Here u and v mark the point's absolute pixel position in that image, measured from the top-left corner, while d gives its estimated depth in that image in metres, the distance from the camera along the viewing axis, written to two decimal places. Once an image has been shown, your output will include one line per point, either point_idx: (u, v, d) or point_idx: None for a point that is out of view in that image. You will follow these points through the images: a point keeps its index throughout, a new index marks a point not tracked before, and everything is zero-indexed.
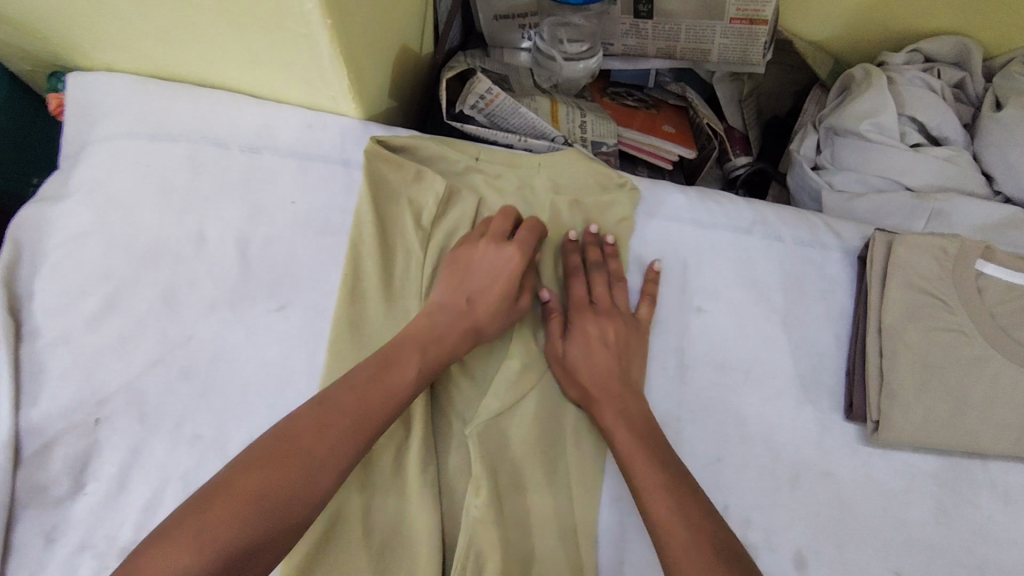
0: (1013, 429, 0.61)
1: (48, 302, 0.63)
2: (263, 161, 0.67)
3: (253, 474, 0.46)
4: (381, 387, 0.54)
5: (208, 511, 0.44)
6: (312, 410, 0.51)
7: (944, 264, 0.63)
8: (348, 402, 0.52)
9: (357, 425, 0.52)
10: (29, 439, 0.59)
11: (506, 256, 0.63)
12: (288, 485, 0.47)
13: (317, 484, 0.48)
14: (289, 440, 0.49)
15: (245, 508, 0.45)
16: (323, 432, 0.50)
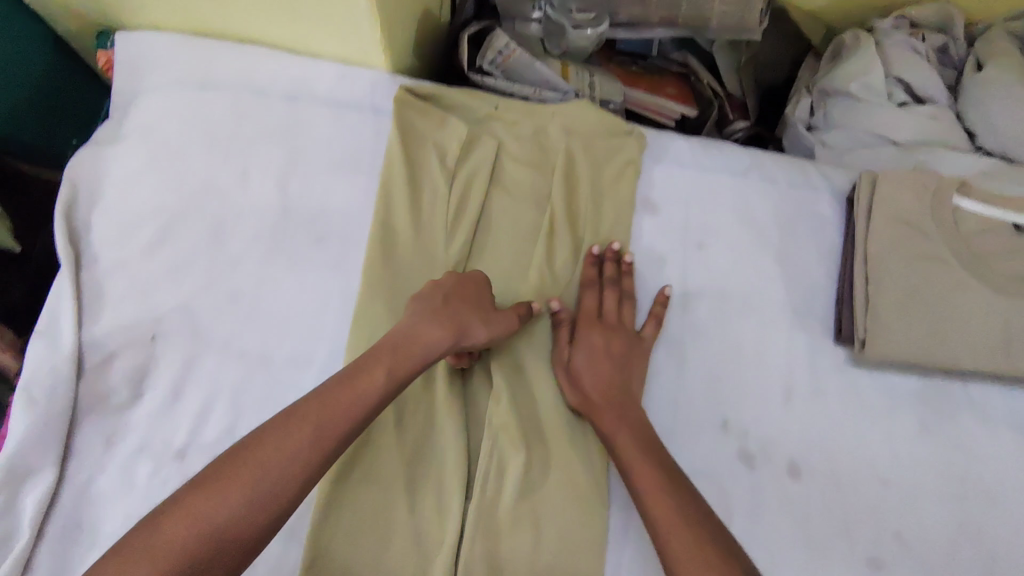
0: (984, 346, 0.68)
1: (106, 233, 0.69)
2: (301, 110, 0.73)
3: (212, 491, 0.51)
4: (340, 403, 0.57)
5: (164, 518, 0.49)
6: (277, 424, 0.54)
7: (924, 198, 0.70)
8: (308, 416, 0.55)
9: (316, 438, 0.55)
10: (91, 353, 0.65)
11: (468, 282, 0.66)
12: (242, 502, 0.51)
13: (274, 497, 0.52)
14: (250, 456, 0.52)
15: (195, 524, 0.49)
16: (286, 448, 0.53)
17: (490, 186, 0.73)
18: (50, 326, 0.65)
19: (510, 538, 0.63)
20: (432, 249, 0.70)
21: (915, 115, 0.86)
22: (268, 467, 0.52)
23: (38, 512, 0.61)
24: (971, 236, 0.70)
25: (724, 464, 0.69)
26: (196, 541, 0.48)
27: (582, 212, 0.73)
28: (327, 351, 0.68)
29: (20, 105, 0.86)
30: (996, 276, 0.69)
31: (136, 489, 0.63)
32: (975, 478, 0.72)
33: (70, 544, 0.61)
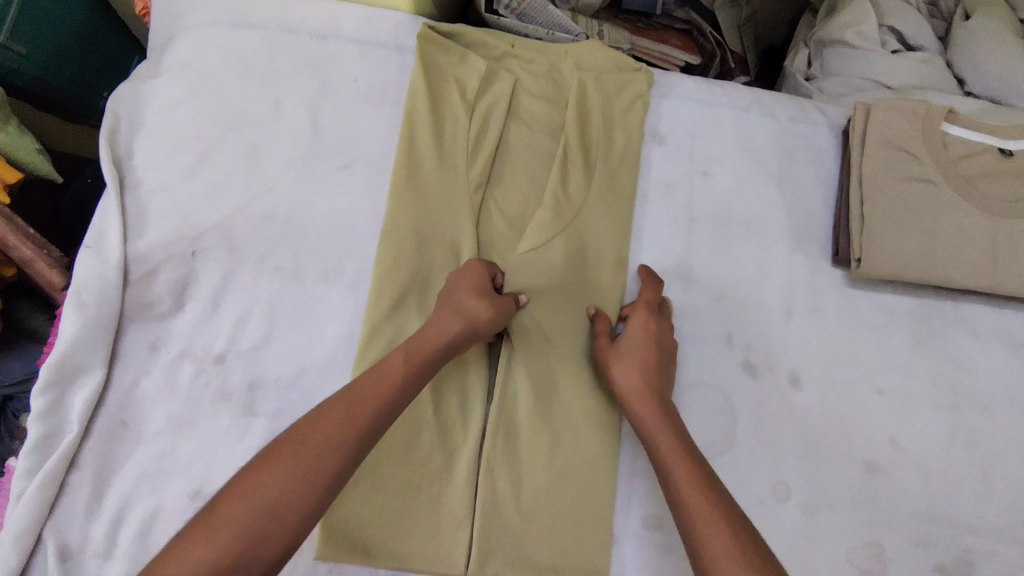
0: (972, 262, 0.73)
1: (147, 157, 0.73)
2: (330, 48, 0.78)
3: (261, 473, 0.52)
4: (371, 388, 0.58)
5: (217, 509, 0.50)
6: (317, 411, 0.56)
7: (916, 124, 0.75)
8: (341, 404, 0.57)
9: (352, 419, 0.56)
10: (136, 265, 0.69)
11: (469, 269, 0.68)
12: (289, 480, 0.52)
13: (319, 478, 0.53)
14: (294, 440, 0.54)
15: (247, 503, 0.51)
16: (329, 430, 0.55)
17: (507, 117, 0.77)
18: (96, 239, 0.69)
19: (527, 434, 0.68)
20: (454, 173, 0.74)
21: (907, 61, 0.91)
22: (312, 449, 0.54)
23: (87, 407, 0.64)
24: (959, 160, 0.75)
25: (729, 372, 0.74)
26: (247, 520, 0.50)
27: (594, 141, 0.77)
28: (356, 266, 0.72)
29: (54, 51, 0.89)
30: (984, 196, 0.74)
31: (179, 390, 0.67)
32: (966, 389, 0.76)
33: (118, 438, 0.65)
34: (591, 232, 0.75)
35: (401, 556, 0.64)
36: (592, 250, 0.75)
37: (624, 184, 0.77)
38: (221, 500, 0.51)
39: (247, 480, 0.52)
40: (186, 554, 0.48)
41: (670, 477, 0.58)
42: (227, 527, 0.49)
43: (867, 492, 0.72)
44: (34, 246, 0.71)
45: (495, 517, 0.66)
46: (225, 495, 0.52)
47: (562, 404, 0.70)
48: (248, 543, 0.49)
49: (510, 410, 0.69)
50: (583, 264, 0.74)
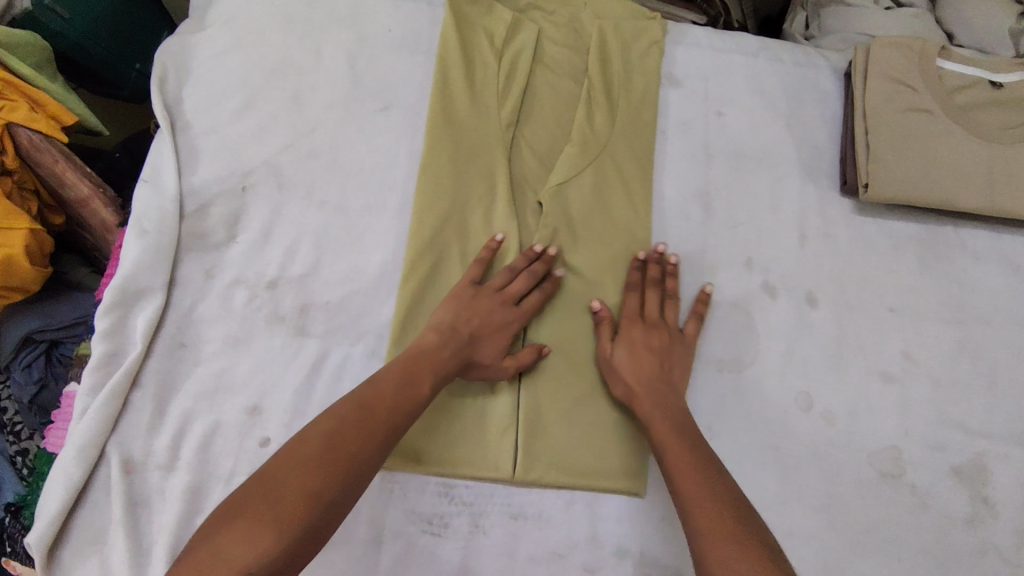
0: (970, 185, 0.79)
1: (197, 103, 0.78)
2: (365, 1, 0.83)
3: (316, 470, 0.52)
4: (409, 396, 0.60)
5: (271, 500, 0.50)
6: (354, 408, 0.57)
7: (912, 60, 0.81)
8: (384, 406, 0.59)
9: (392, 424, 0.58)
10: (191, 199, 0.73)
11: (493, 307, 0.69)
12: (345, 478, 0.53)
13: (362, 480, 0.55)
14: (342, 437, 0.55)
15: (307, 499, 0.50)
16: (372, 434, 0.56)
17: (533, 62, 0.82)
18: (153, 175, 0.73)
19: (564, 350, 0.72)
20: (486, 113, 0.79)
21: (901, 16, 0.97)
22: (357, 449, 0.55)
23: (149, 327, 0.68)
24: (952, 91, 0.81)
25: (750, 293, 0.78)
26: (304, 517, 0.50)
27: (616, 83, 0.82)
28: (397, 200, 0.77)
29: (95, 19, 0.94)
30: (977, 124, 0.80)
31: (234, 314, 0.70)
32: (971, 307, 0.81)
33: (177, 360, 0.69)
34: (618, 164, 0.79)
35: (451, 461, 0.67)
36: (617, 183, 0.78)
37: (646, 123, 0.82)
38: (269, 488, 0.51)
39: (301, 473, 0.52)
40: (238, 544, 0.47)
41: (666, 461, 0.62)
42: (286, 521, 0.49)
43: (885, 401, 0.76)
44: (91, 184, 0.74)
45: (537, 424, 0.69)
46: (272, 485, 0.51)
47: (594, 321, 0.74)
48: (302, 542, 0.49)
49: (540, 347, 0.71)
50: (611, 195, 0.78)
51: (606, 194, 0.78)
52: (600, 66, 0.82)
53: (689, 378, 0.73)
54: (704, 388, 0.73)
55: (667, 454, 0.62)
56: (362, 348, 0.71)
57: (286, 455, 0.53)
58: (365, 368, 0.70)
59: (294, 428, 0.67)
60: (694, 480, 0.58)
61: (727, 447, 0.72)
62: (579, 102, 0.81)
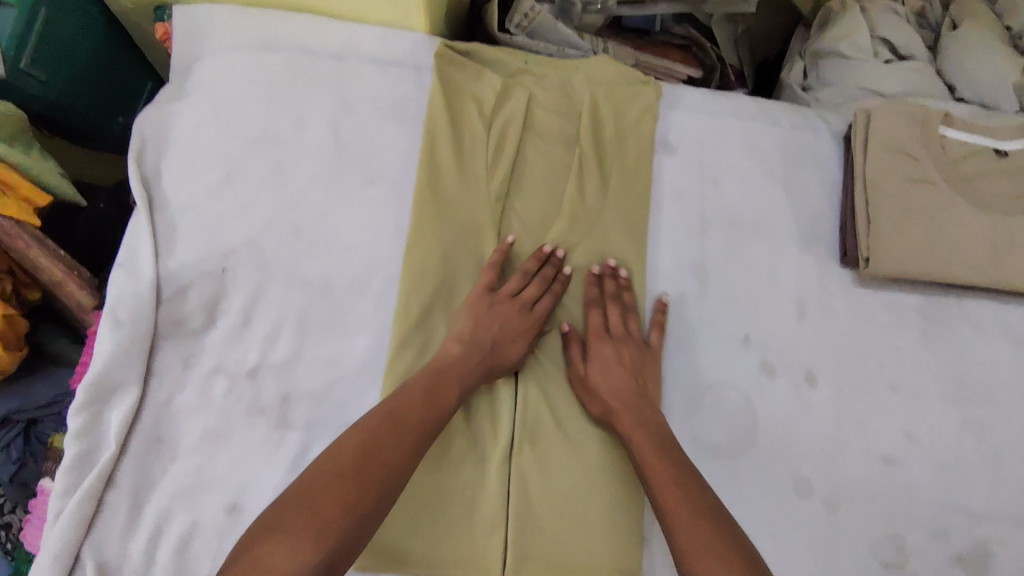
0: (975, 259, 0.76)
1: (175, 178, 0.75)
2: (350, 68, 0.81)
3: (347, 480, 0.54)
4: (434, 404, 0.62)
5: (305, 510, 0.52)
6: (382, 418, 0.59)
7: (913, 128, 0.79)
8: (411, 415, 0.60)
9: (422, 431, 0.60)
10: (168, 283, 0.70)
11: (511, 309, 0.70)
12: (378, 486, 0.55)
13: (395, 487, 0.57)
14: (375, 449, 0.56)
15: (341, 507, 0.52)
16: (399, 444, 0.58)
17: (524, 130, 0.80)
18: (129, 258, 0.71)
19: (553, 440, 0.70)
20: (474, 185, 0.76)
21: (901, 69, 0.94)
22: (389, 459, 0.57)
23: (124, 423, 0.65)
24: (958, 161, 0.79)
25: (748, 371, 0.75)
26: (343, 526, 0.52)
27: (608, 153, 0.80)
28: (382, 279, 0.74)
29: (71, 79, 0.90)
30: (982, 194, 0.78)
31: (213, 405, 0.68)
32: (975, 382, 0.78)
33: (154, 456, 0.66)
34: (612, 238, 0.77)
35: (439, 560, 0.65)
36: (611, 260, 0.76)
37: (640, 194, 0.79)
38: (311, 497, 0.52)
39: (332, 482, 0.53)
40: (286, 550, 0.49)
41: (647, 479, 0.62)
42: (326, 529, 0.51)
43: (887, 485, 0.73)
44: (65, 267, 0.73)
45: (526, 519, 0.67)
46: (314, 492, 0.53)
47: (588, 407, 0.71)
48: (340, 549, 0.51)
49: (529, 435, 0.69)
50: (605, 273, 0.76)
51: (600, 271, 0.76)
52: (593, 136, 0.80)
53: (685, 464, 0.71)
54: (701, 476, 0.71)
55: (648, 469, 0.62)
56: None
57: (327, 466, 0.55)
58: None
59: None
60: (678, 498, 0.59)
61: None
62: (571, 173, 0.78)
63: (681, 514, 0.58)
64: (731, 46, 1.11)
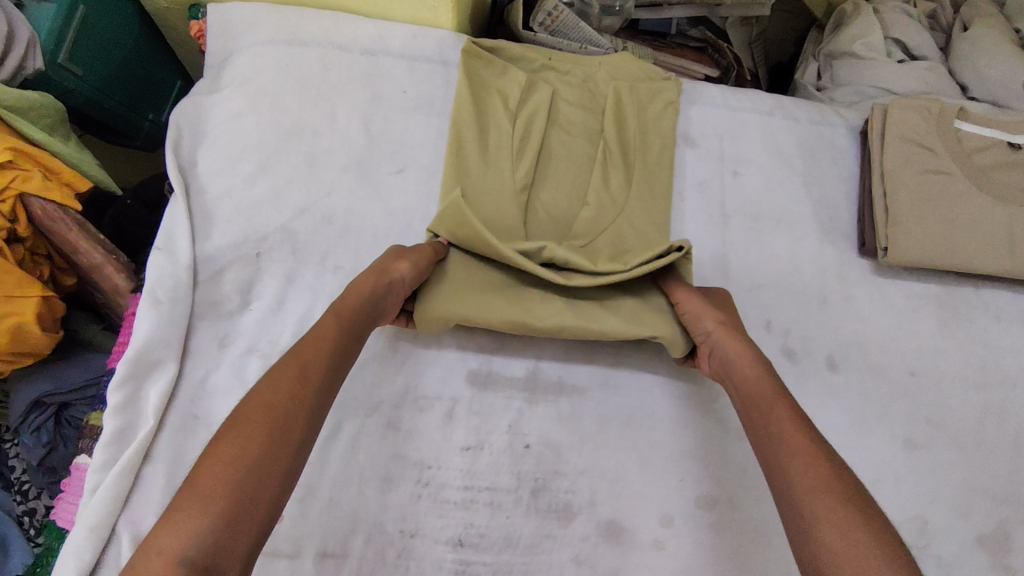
0: (994, 248, 0.78)
1: (211, 166, 0.77)
2: (380, 63, 0.84)
3: (240, 440, 0.49)
4: (315, 349, 0.57)
5: (199, 476, 0.46)
6: (270, 377, 0.54)
7: (931, 121, 0.82)
8: (291, 365, 0.55)
9: (304, 382, 0.55)
10: (204, 266, 0.73)
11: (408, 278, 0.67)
12: (263, 440, 0.49)
13: (289, 440, 0.51)
14: (259, 402, 0.52)
15: (230, 467, 0.47)
16: (286, 393, 0.53)
17: (549, 123, 0.82)
18: (167, 242, 0.72)
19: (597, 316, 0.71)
20: (500, 171, 0.78)
21: (914, 69, 0.96)
22: (272, 406, 0.52)
23: (161, 399, 0.66)
24: (972, 152, 0.81)
25: (773, 356, 0.76)
26: (280, 450, 0.50)
27: (632, 144, 0.82)
28: None
29: (108, 74, 0.92)
30: (996, 185, 0.80)
31: (246, 384, 0.69)
32: (994, 369, 0.80)
33: (189, 434, 0.67)
34: (638, 221, 0.78)
35: (468, 534, 0.67)
36: (640, 234, 0.77)
37: (664, 182, 0.81)
38: (235, 426, 0.50)
39: (222, 447, 0.48)
40: (219, 477, 0.46)
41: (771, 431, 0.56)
42: (233, 462, 0.47)
43: (911, 468, 0.73)
44: (104, 252, 0.76)
45: (547, 492, 0.69)
46: (237, 423, 0.50)
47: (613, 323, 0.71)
48: (239, 508, 0.45)
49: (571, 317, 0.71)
50: (635, 238, 0.77)
51: (630, 235, 0.77)
52: (616, 128, 0.83)
53: (711, 444, 0.73)
54: (728, 458, 0.72)
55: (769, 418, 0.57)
56: (378, 419, 0.70)
57: (248, 399, 0.53)
58: (380, 439, 0.69)
59: (309, 502, 0.66)
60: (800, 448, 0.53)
61: (752, 519, 0.70)
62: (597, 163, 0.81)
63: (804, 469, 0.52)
64: (746, 48, 1.15)
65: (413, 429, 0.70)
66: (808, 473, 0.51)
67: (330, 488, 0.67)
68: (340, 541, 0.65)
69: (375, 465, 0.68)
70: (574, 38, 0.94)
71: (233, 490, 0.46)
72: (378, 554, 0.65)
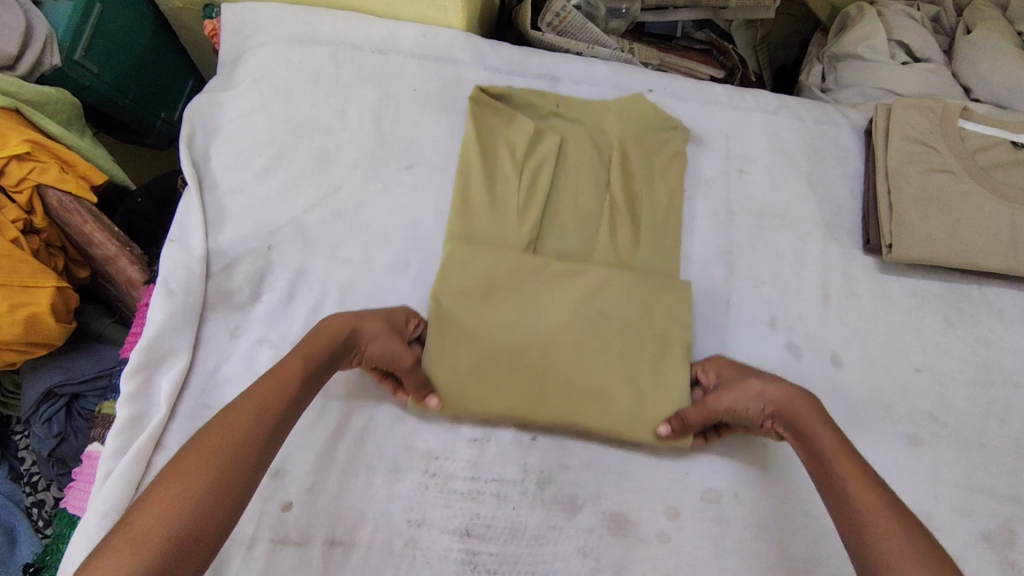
0: (998, 247, 0.79)
1: (223, 161, 0.79)
2: (390, 61, 0.85)
3: (187, 474, 0.51)
4: (281, 382, 0.59)
5: (145, 508, 0.48)
6: (228, 410, 0.56)
7: (934, 120, 0.83)
8: (250, 401, 0.56)
9: (262, 415, 0.56)
10: (217, 258, 0.74)
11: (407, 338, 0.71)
12: (208, 474, 0.51)
13: (237, 475, 0.52)
14: (211, 435, 0.53)
15: (174, 500, 0.49)
16: (244, 428, 0.55)
17: (557, 124, 0.83)
18: (180, 234, 0.73)
19: (600, 408, 0.70)
20: (505, 233, 0.77)
21: (917, 71, 0.97)
22: (226, 440, 0.53)
23: (173, 389, 0.67)
24: (976, 151, 0.82)
25: (777, 353, 0.77)
26: (220, 495, 0.51)
27: (639, 197, 0.80)
28: (420, 258, 0.77)
29: (123, 71, 0.94)
30: (1000, 184, 0.80)
31: (256, 374, 0.70)
32: (998, 367, 0.80)
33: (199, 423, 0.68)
34: (653, 282, 0.74)
35: (474, 524, 0.67)
36: (656, 301, 0.74)
37: (672, 235, 0.80)
38: (180, 467, 0.51)
39: (171, 481, 0.50)
40: (164, 508, 0.48)
41: (838, 488, 0.56)
42: (181, 495, 0.49)
43: (914, 464, 0.74)
44: (119, 243, 0.76)
45: (553, 484, 0.69)
46: (187, 456, 0.52)
47: (614, 418, 0.70)
48: (181, 539, 0.47)
49: (570, 410, 0.70)
50: (648, 313, 0.73)
51: (645, 305, 0.73)
52: (623, 138, 0.83)
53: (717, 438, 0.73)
54: (732, 452, 0.73)
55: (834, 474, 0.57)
56: (386, 410, 0.71)
57: (201, 432, 0.54)
58: (388, 430, 0.70)
59: (318, 490, 0.67)
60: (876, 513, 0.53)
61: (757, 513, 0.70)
62: (602, 173, 0.82)
63: (894, 543, 0.51)
64: (751, 51, 1.16)
65: (421, 419, 0.71)
66: (877, 515, 0.53)
67: (338, 477, 0.68)
68: (348, 529, 0.66)
69: (383, 455, 0.69)
70: (582, 38, 0.96)
71: (177, 524, 0.48)
72: (385, 543, 0.65)
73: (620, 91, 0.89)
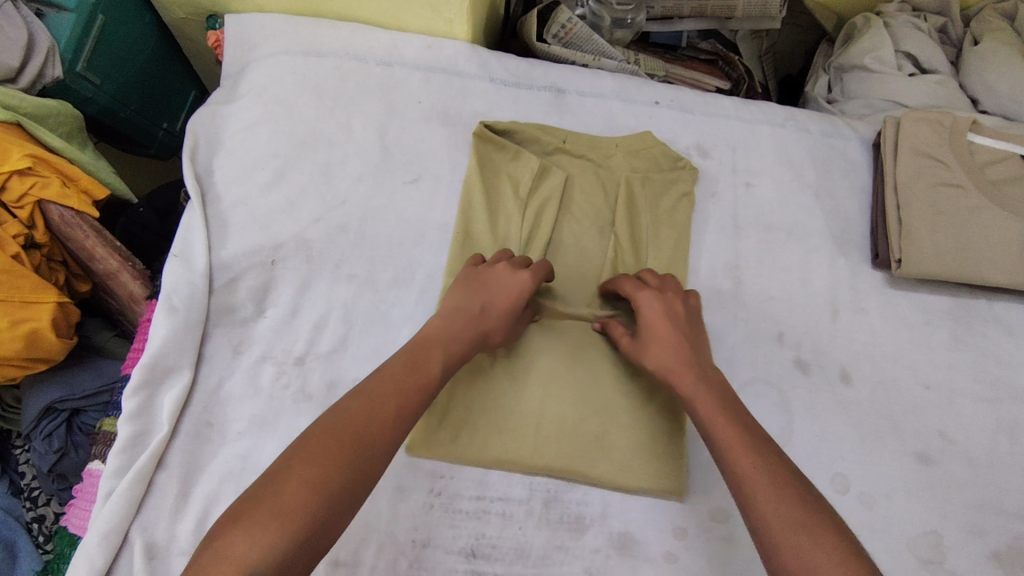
0: (1007, 262, 0.78)
1: (227, 175, 0.78)
2: (395, 73, 0.84)
3: (325, 459, 0.49)
4: (418, 376, 0.57)
5: (280, 486, 0.47)
6: (365, 395, 0.54)
7: (944, 133, 0.82)
8: (387, 390, 0.55)
9: (399, 409, 0.54)
10: (220, 273, 0.73)
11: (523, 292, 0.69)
12: (348, 466, 0.49)
13: (372, 470, 0.51)
14: (350, 421, 0.52)
15: (315, 488, 0.47)
16: (384, 421, 0.53)
17: (564, 139, 0.82)
18: (183, 249, 0.72)
19: (593, 449, 0.70)
20: None
21: (923, 83, 0.96)
22: (367, 431, 0.52)
23: (175, 407, 0.66)
24: (984, 165, 0.81)
25: (785, 368, 0.76)
26: (362, 483, 0.50)
27: (644, 241, 0.79)
28: (424, 274, 0.76)
29: (125, 82, 0.93)
30: (1009, 199, 0.79)
31: (260, 392, 0.69)
32: (1007, 383, 0.79)
33: (201, 440, 0.67)
34: None
35: (480, 544, 0.66)
36: None
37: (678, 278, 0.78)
38: (324, 441, 0.50)
39: (306, 461, 0.48)
40: (302, 493, 0.46)
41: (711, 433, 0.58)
42: (325, 485, 0.47)
43: (923, 482, 0.73)
44: (120, 258, 0.75)
45: (560, 503, 0.69)
46: (322, 439, 0.50)
47: (609, 464, 0.69)
48: (315, 531, 0.46)
49: (565, 456, 0.69)
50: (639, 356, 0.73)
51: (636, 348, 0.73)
52: (629, 158, 0.83)
53: None
54: None
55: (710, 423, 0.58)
56: None
57: (333, 416, 0.52)
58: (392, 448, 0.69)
59: None
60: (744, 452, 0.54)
61: None
62: (608, 195, 0.81)
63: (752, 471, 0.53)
64: (756, 61, 1.15)
65: None
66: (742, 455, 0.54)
67: None
68: (352, 550, 0.64)
69: (387, 475, 0.68)
70: (587, 50, 0.95)
71: (317, 515, 0.46)
72: (390, 564, 0.64)
73: (626, 103, 0.88)
